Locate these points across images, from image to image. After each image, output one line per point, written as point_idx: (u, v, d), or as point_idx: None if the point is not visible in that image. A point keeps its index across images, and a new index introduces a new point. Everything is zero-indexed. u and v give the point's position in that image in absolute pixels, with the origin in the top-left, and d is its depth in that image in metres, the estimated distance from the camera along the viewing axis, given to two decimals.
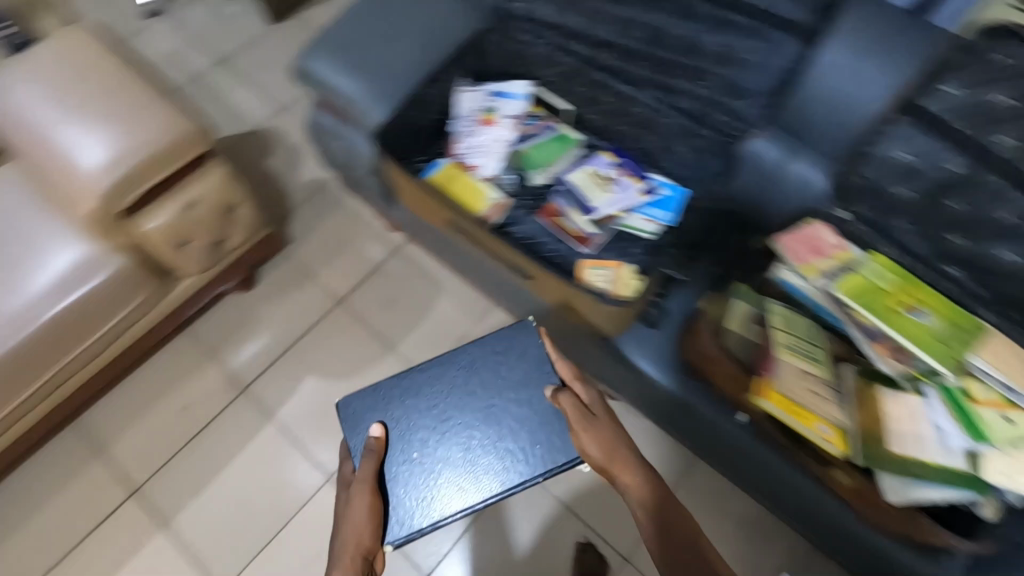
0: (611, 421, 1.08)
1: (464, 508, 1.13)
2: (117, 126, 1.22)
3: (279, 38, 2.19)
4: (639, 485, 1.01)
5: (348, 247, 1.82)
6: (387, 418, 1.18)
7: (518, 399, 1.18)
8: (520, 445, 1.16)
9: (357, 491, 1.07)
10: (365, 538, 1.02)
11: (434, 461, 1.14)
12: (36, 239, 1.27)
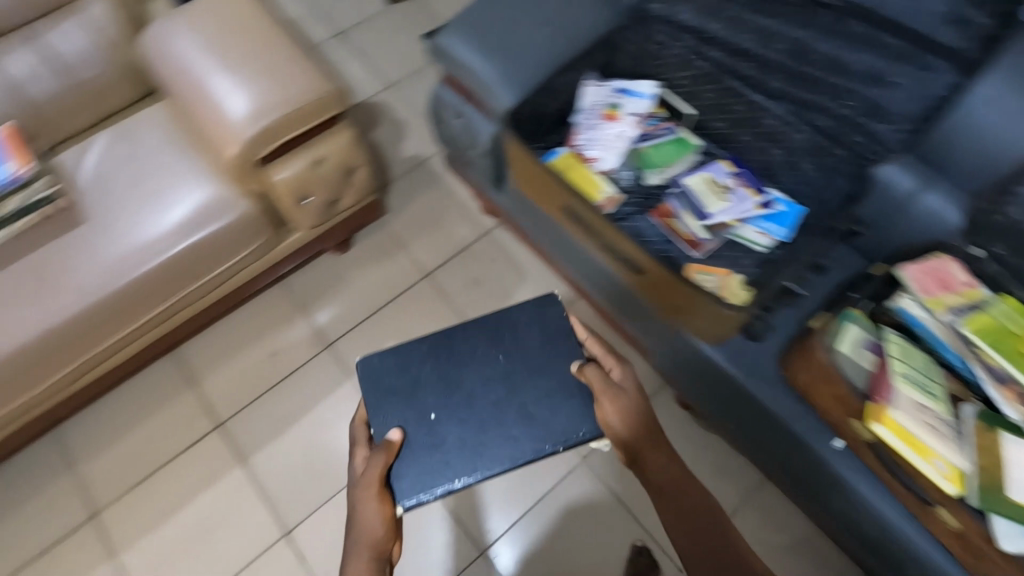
0: (637, 396, 1.08)
1: (468, 479, 1.09)
2: (265, 80, 1.28)
3: (396, 19, 2.28)
4: (659, 465, 1.05)
5: (440, 224, 1.87)
6: (400, 387, 1.16)
7: (528, 373, 1.18)
8: (539, 417, 1.14)
9: (365, 494, 1.02)
10: (379, 535, 0.99)
11: (448, 430, 1.13)
12: (173, 176, 1.35)
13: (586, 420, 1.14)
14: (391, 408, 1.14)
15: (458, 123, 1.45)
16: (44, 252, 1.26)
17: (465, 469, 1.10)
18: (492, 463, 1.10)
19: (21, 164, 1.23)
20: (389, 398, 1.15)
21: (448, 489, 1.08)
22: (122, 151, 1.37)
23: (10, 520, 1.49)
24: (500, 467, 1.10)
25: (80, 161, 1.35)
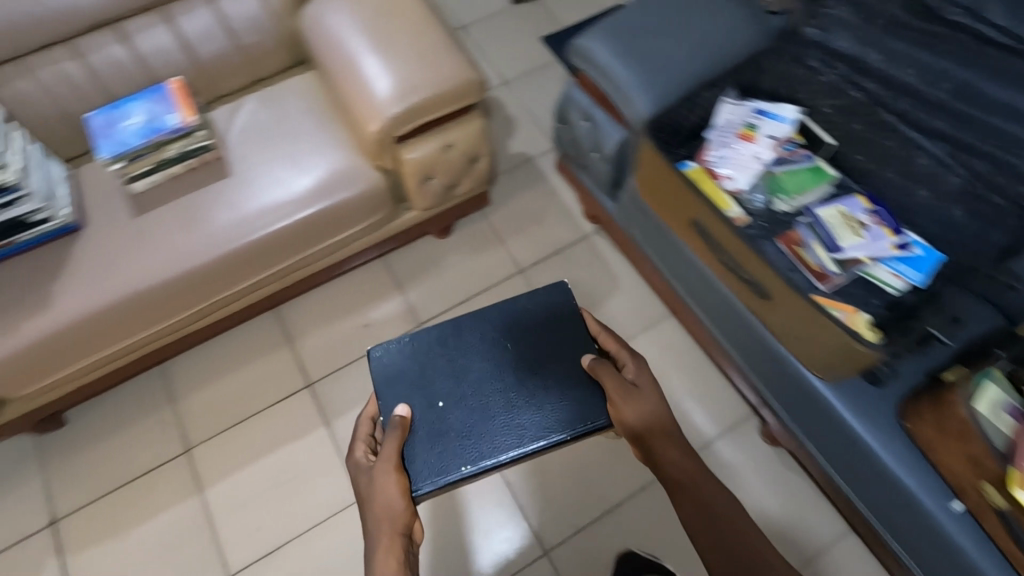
0: (652, 391, 1.11)
1: (477, 463, 1.15)
2: (413, 61, 1.33)
3: (517, 19, 2.33)
4: (674, 457, 1.04)
5: (539, 223, 1.89)
6: (409, 377, 1.23)
7: (532, 364, 1.24)
8: (541, 405, 1.20)
9: (382, 472, 1.05)
10: (401, 509, 1.01)
11: (455, 417, 1.19)
12: (310, 144, 1.41)
13: (592, 410, 1.19)
14: (400, 394, 1.22)
15: (585, 124, 1.47)
16: (185, 200, 1.33)
17: (471, 453, 1.16)
18: (499, 448, 1.16)
19: (187, 116, 1.29)
20: (399, 385, 1.23)
21: (460, 473, 1.14)
22: (266, 117, 1.43)
23: (111, 440, 1.60)
24: (508, 452, 1.16)
25: (230, 119, 1.43)
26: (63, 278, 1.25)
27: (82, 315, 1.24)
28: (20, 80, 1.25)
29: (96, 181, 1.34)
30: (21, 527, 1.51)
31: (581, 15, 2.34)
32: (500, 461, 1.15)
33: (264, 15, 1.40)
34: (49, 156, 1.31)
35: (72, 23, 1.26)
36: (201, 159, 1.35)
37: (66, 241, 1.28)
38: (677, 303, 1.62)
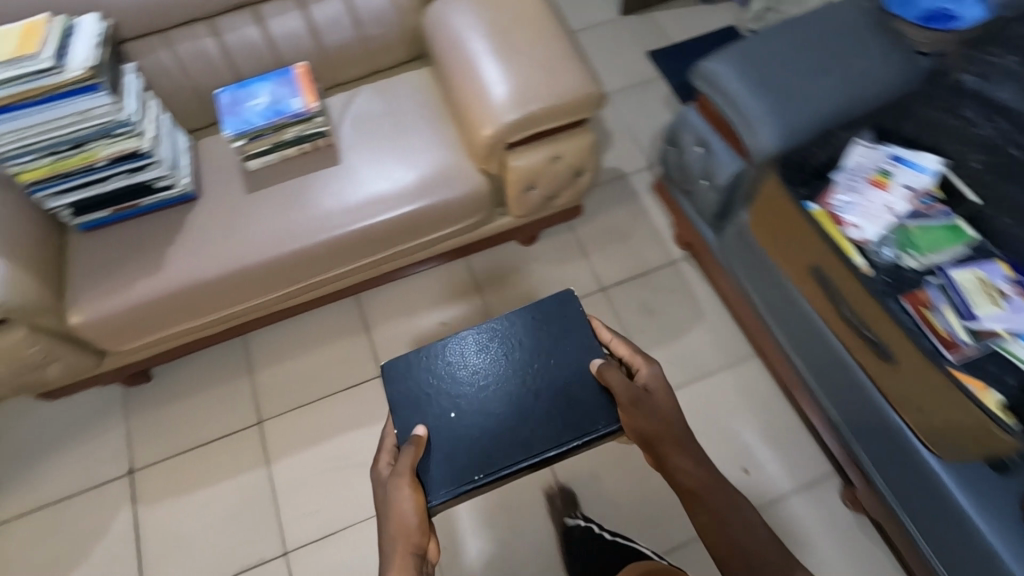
0: (663, 400, 1.07)
1: (490, 472, 1.08)
2: (534, 68, 1.31)
3: (625, 30, 2.29)
4: (684, 465, 1.03)
5: (627, 241, 1.85)
6: (421, 385, 1.17)
7: (543, 367, 1.17)
8: (556, 408, 1.13)
9: (398, 488, 1.02)
10: (414, 525, 1.00)
11: (466, 429, 1.12)
12: (419, 141, 1.42)
13: (605, 416, 1.11)
14: (412, 402, 1.15)
15: (699, 149, 1.41)
16: (293, 183, 1.36)
17: (484, 463, 1.09)
18: (511, 456, 1.09)
19: (310, 100, 1.31)
20: (411, 391, 1.17)
21: (474, 482, 1.07)
22: (378, 110, 1.45)
23: (190, 402, 1.66)
24: (521, 459, 1.09)
25: (346, 108, 1.45)
26: (176, 245, 1.30)
27: (190, 284, 1.28)
28: (162, 51, 1.31)
29: (215, 155, 1.39)
30: (101, 472, 1.59)
31: (690, 32, 2.27)
32: (513, 469, 1.08)
33: (392, 8, 1.42)
34: (176, 131, 1.35)
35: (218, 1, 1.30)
36: (314, 145, 1.39)
37: (182, 210, 1.33)
38: (768, 343, 1.54)
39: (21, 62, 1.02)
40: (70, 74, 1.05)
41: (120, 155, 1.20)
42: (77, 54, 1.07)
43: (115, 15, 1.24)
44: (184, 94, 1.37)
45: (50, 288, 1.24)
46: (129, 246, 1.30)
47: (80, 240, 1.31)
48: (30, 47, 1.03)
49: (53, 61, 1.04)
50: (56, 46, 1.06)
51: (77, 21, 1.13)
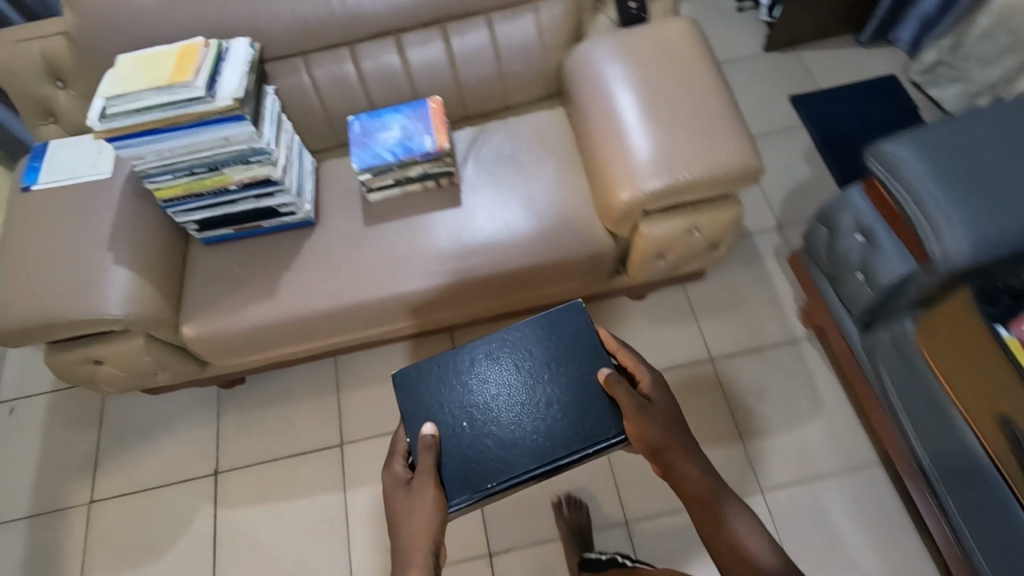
0: (668, 408, 1.04)
1: (503, 479, 1.05)
2: (687, 133, 1.19)
3: (767, 69, 2.11)
4: (691, 471, 0.98)
5: (745, 308, 1.69)
6: (432, 394, 1.13)
7: (551, 373, 1.12)
8: (568, 418, 1.09)
9: (420, 492, 1.01)
10: (435, 526, 0.98)
11: (478, 438, 1.08)
12: (545, 190, 1.33)
13: (614, 424, 1.08)
14: (423, 408, 1.12)
15: (859, 239, 1.25)
16: (414, 221, 1.31)
17: (497, 470, 1.06)
18: (524, 463, 1.06)
19: (441, 140, 1.25)
20: (423, 398, 1.12)
21: (488, 491, 1.04)
22: (507, 152, 1.37)
23: (276, 412, 1.67)
24: (532, 466, 1.06)
25: (475, 148, 1.38)
26: (289, 273, 1.28)
27: (299, 314, 1.26)
28: (300, 73, 1.28)
29: (338, 181, 1.37)
30: (188, 469, 1.62)
31: (839, 79, 2.07)
32: (527, 476, 1.05)
33: (537, 45, 1.33)
34: (304, 155, 1.33)
35: (364, 28, 1.26)
36: (437, 183, 1.33)
37: (300, 235, 1.32)
38: (896, 449, 1.35)
39: (175, 88, 1.01)
40: (220, 103, 1.03)
41: (251, 181, 1.18)
42: (227, 82, 1.05)
43: (265, 38, 1.23)
44: (316, 118, 1.35)
45: (169, 302, 1.25)
46: (245, 267, 1.29)
47: (201, 254, 1.32)
48: (185, 74, 1.02)
49: (205, 90, 1.02)
50: (209, 74, 1.04)
51: (229, 45, 1.12)
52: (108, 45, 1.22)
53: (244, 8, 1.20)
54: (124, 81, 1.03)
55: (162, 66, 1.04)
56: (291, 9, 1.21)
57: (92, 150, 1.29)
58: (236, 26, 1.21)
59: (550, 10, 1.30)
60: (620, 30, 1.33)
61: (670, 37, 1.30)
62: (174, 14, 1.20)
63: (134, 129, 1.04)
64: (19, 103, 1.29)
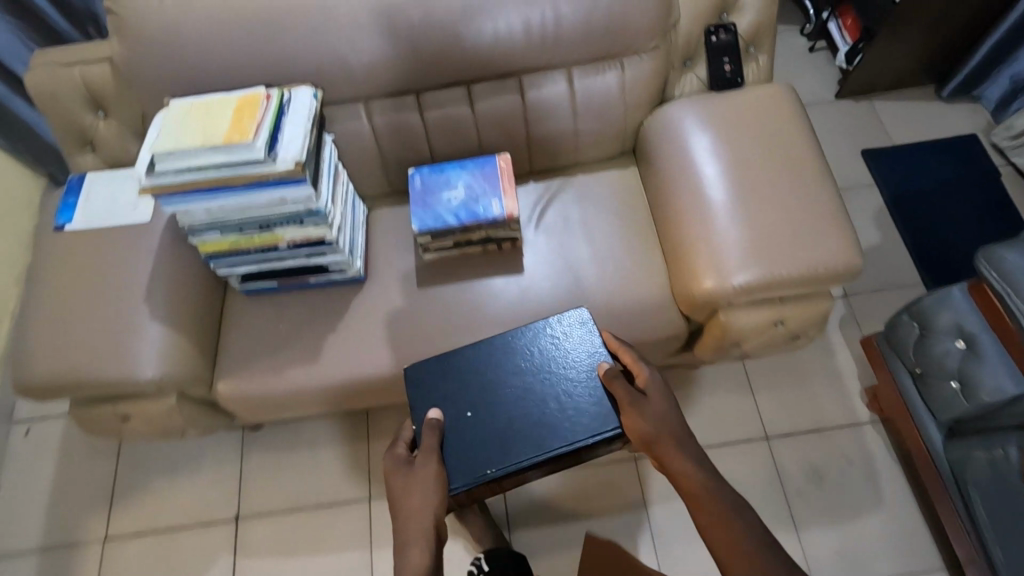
0: (662, 403, 1.02)
1: (505, 465, 1.02)
2: (785, 223, 1.09)
3: (838, 117, 1.99)
4: (682, 462, 0.98)
5: (806, 383, 1.59)
6: (440, 387, 1.09)
7: (554, 365, 1.08)
8: (570, 410, 1.05)
9: (422, 475, 0.99)
10: (435, 506, 0.97)
11: (483, 429, 1.05)
12: (616, 263, 1.22)
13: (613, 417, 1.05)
14: (427, 396, 1.08)
15: (959, 346, 1.15)
16: (474, 292, 1.21)
17: (500, 455, 1.03)
18: (524, 452, 1.02)
19: (511, 205, 1.14)
20: (430, 387, 1.09)
21: (487, 476, 1.02)
22: (578, 220, 1.27)
23: (305, 456, 1.59)
24: (532, 455, 1.02)
25: (542, 212, 1.28)
26: (336, 335, 1.19)
27: (343, 380, 1.17)
28: (361, 119, 1.18)
29: (391, 233, 1.28)
30: (209, 511, 1.55)
31: (916, 135, 1.95)
32: (527, 464, 1.02)
33: (619, 103, 1.22)
34: (356, 203, 1.23)
35: (437, 75, 1.15)
36: (498, 245, 1.23)
37: (349, 291, 1.22)
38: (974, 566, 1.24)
39: (234, 148, 0.91)
40: (282, 166, 0.93)
41: (303, 241, 1.09)
42: (289, 141, 0.95)
43: (328, 80, 1.13)
44: (372, 165, 1.25)
45: (205, 358, 1.17)
46: (288, 323, 1.20)
47: (241, 304, 1.22)
48: (245, 134, 0.91)
49: (266, 151, 0.92)
50: (270, 132, 0.94)
51: (291, 94, 1.01)
52: (155, 78, 1.11)
53: (307, 48, 1.10)
54: (176, 135, 0.93)
55: (219, 120, 0.94)
56: (359, 53, 1.11)
57: (131, 187, 1.19)
58: (299, 68, 1.12)
59: (638, 66, 1.18)
60: (711, 95, 1.22)
61: (767, 109, 1.20)
62: (230, 50, 1.09)
63: (187, 189, 0.94)
64: (56, 130, 1.19)
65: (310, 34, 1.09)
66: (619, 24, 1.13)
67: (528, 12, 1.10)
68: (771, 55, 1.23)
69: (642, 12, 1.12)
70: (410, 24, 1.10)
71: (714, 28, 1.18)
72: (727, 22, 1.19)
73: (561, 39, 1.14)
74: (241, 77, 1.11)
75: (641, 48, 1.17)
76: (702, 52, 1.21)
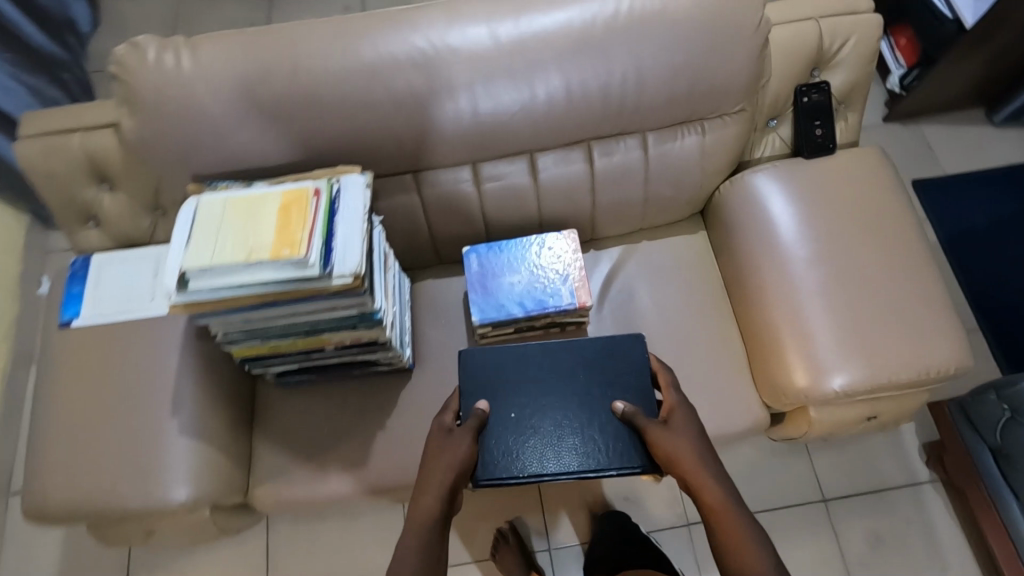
0: (686, 427, 0.89)
1: (541, 473, 0.92)
2: (888, 318, 1.00)
3: (886, 143, 1.88)
4: (705, 482, 0.84)
5: (863, 441, 1.52)
6: (495, 380, 0.99)
7: (608, 383, 0.99)
8: (610, 433, 0.95)
9: (458, 440, 0.90)
10: (460, 469, 0.88)
11: (523, 431, 0.95)
12: (689, 351, 1.14)
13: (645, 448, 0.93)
14: (473, 384, 0.99)
15: None
16: None
17: (536, 461, 0.93)
18: (556, 461, 0.93)
19: (582, 294, 1.02)
20: (484, 380, 0.99)
21: (519, 476, 0.92)
22: (645, 297, 1.18)
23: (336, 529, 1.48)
24: (560, 472, 0.92)
25: (605, 289, 1.19)
26: (385, 433, 1.07)
27: (397, 486, 1.06)
28: (409, 193, 1.04)
29: (440, 312, 1.15)
30: None
31: (966, 165, 1.85)
32: (555, 475, 0.92)
33: (696, 171, 1.09)
34: (402, 278, 1.10)
35: (495, 144, 1.01)
36: (561, 327, 1.12)
37: (397, 382, 1.10)
38: None
39: (282, 263, 0.77)
40: (338, 280, 0.79)
41: (352, 342, 0.95)
42: (344, 248, 0.81)
43: (374, 153, 0.99)
44: (419, 240, 1.11)
45: (239, 464, 1.04)
46: (331, 420, 1.07)
47: (276, 397, 1.10)
48: (296, 246, 0.77)
49: (321, 265, 0.78)
50: (322, 237, 0.80)
51: (339, 183, 0.87)
52: (172, 155, 0.95)
53: (353, 120, 0.95)
54: (210, 245, 0.79)
55: (261, 227, 0.80)
56: (413, 123, 0.97)
57: (144, 276, 1.02)
58: (342, 141, 0.97)
59: (720, 130, 1.05)
60: (799, 162, 1.10)
61: (861, 179, 1.08)
62: (262, 123, 0.94)
63: (226, 306, 0.81)
64: (55, 206, 1.03)
65: (355, 105, 0.94)
66: (704, 88, 1.00)
67: (606, 75, 0.97)
68: (861, 115, 1.11)
69: (732, 74, 0.99)
70: (470, 90, 0.96)
71: (805, 87, 1.05)
72: (819, 81, 1.06)
73: (639, 103, 1.00)
74: (273, 152, 0.96)
75: (727, 111, 1.03)
76: (789, 112, 1.09)
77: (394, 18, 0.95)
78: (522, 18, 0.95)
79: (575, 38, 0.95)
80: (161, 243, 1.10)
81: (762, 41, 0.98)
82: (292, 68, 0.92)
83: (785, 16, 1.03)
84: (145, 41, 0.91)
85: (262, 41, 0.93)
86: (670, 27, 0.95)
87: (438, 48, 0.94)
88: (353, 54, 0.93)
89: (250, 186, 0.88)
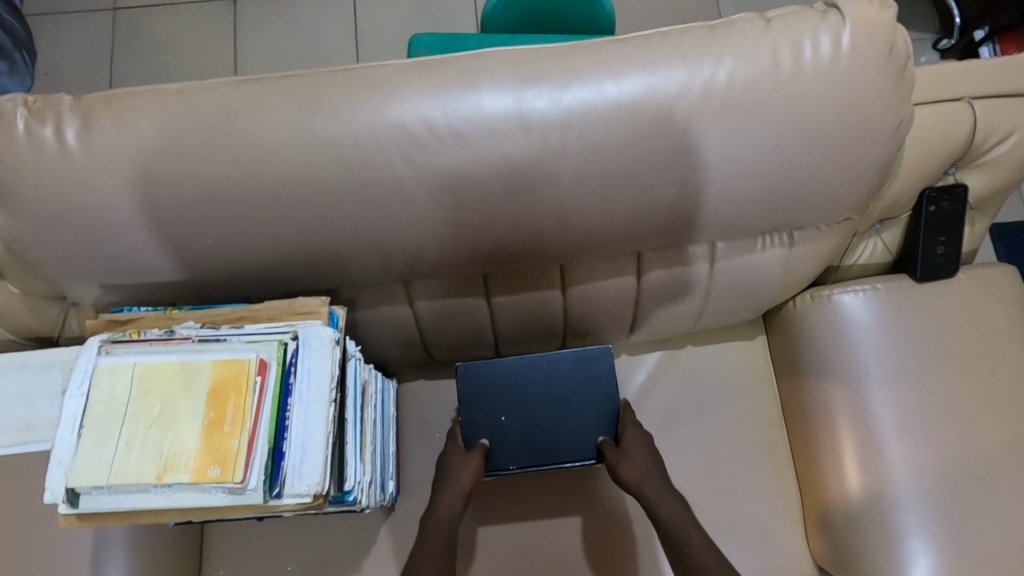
0: (641, 447, 0.79)
1: (525, 465, 0.82)
2: (1010, 508, 0.77)
3: None
4: (660, 502, 0.73)
5: None
6: (486, 387, 0.85)
7: (603, 384, 0.85)
8: (612, 423, 0.84)
9: (460, 461, 0.79)
10: (473, 480, 0.77)
11: (520, 435, 0.83)
12: (735, 495, 0.93)
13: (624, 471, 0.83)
14: (466, 384, 0.85)
15: None
16: (547, 529, 0.91)
17: (521, 452, 0.83)
18: (556, 456, 0.82)
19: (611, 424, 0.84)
20: (474, 385, 0.85)
21: (517, 468, 0.82)
22: (683, 418, 0.97)
23: None
24: (544, 463, 0.82)
25: (638, 405, 0.98)
26: None
27: None
28: (399, 304, 0.80)
29: (431, 428, 0.95)
30: None
31: None
32: (555, 466, 0.82)
33: (771, 286, 0.84)
34: (386, 388, 0.87)
35: (516, 258, 0.74)
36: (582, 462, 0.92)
37: (377, 517, 0.90)
38: None
39: (210, 487, 0.55)
40: (292, 499, 0.57)
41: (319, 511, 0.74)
42: (302, 451, 0.58)
43: (350, 268, 0.73)
44: (409, 347, 0.88)
45: None
46: (295, 563, 0.89)
47: (229, 527, 0.90)
48: (228, 464, 0.55)
49: (265, 486, 0.56)
50: (266, 435, 0.57)
51: (296, 338, 0.62)
52: (65, 262, 0.69)
53: (317, 229, 0.67)
54: (111, 446, 0.56)
55: (183, 420, 0.57)
56: (403, 238, 0.70)
57: (11, 395, 0.70)
58: (303, 256, 0.70)
59: (813, 242, 0.79)
60: (906, 284, 0.85)
61: (982, 311, 0.84)
62: (185, 229, 0.66)
63: (135, 522, 0.59)
64: None
65: (320, 210, 0.66)
66: (810, 198, 0.71)
67: (682, 183, 0.67)
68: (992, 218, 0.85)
69: (851, 183, 0.71)
70: (485, 195, 0.67)
71: (935, 192, 0.79)
72: (953, 182, 0.80)
73: (721, 217, 0.72)
74: (210, 265, 0.70)
75: (828, 221, 0.76)
76: (904, 216, 0.83)
77: (379, 81, 0.65)
78: (564, 93, 0.65)
79: (643, 128, 0.65)
80: (77, 336, 0.83)
81: (897, 144, 0.70)
82: (226, 156, 0.64)
83: (922, 96, 0.75)
84: (11, 108, 0.64)
85: (185, 114, 0.64)
86: (780, 122, 0.65)
87: (440, 134, 0.65)
88: (318, 139, 0.64)
89: (172, 329, 0.62)
